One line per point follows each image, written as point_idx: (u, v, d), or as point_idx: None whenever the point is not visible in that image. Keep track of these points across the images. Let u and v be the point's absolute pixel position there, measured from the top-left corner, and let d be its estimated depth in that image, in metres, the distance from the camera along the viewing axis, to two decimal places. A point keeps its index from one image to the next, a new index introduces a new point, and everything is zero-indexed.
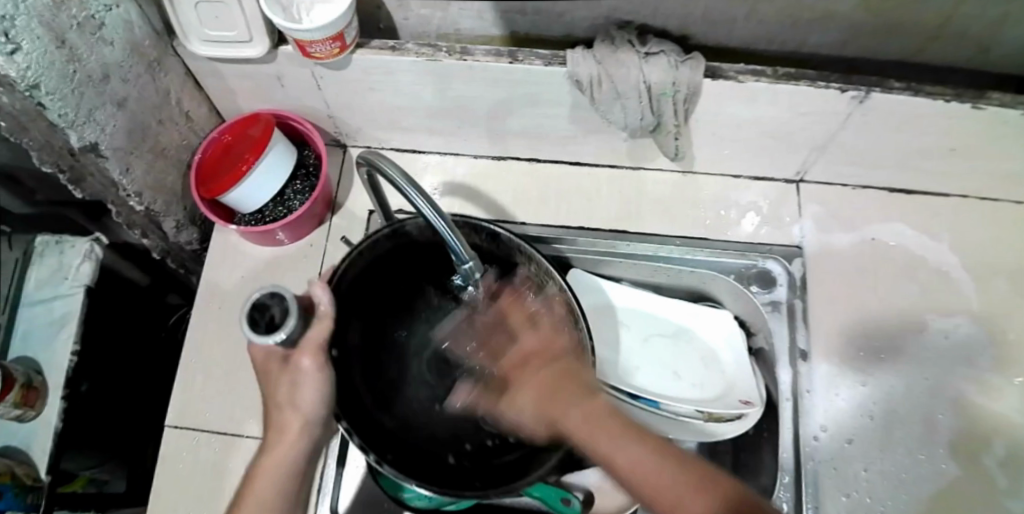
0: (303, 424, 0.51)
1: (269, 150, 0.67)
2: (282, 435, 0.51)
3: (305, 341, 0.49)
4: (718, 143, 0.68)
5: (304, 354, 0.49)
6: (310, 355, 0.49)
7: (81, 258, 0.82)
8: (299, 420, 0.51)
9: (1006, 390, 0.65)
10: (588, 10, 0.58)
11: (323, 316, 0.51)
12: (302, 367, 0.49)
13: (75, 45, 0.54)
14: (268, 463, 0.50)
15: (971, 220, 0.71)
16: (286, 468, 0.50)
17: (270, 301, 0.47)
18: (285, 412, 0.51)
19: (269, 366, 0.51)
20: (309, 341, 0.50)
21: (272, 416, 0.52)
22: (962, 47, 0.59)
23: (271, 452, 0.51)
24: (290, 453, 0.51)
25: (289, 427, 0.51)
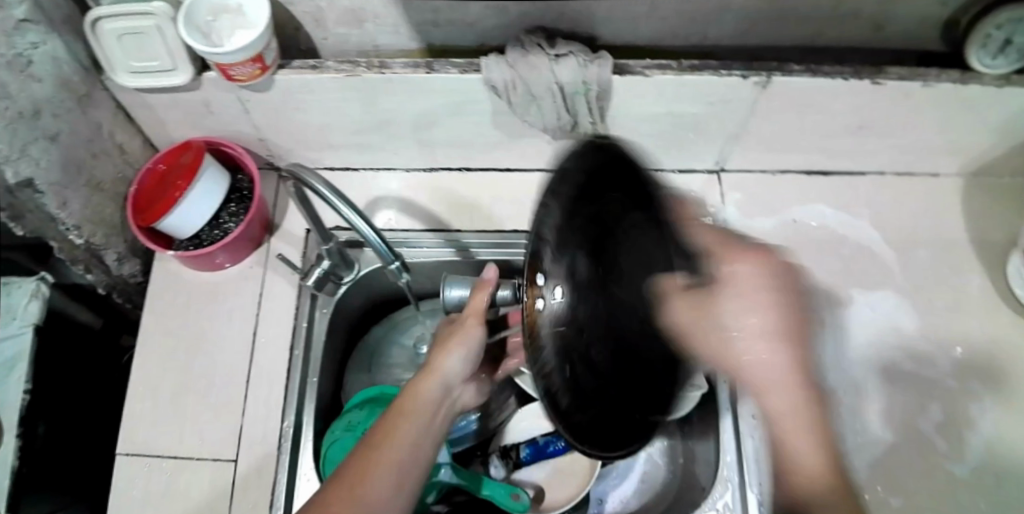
0: (445, 380, 0.57)
1: (202, 176, 0.69)
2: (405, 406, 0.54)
3: (472, 305, 0.59)
4: (638, 139, 0.70)
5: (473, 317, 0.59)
6: (476, 318, 0.58)
7: (28, 297, 0.82)
8: (447, 372, 0.57)
9: (933, 354, 0.67)
10: (498, 18, 0.60)
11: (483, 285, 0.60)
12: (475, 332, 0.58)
13: (4, 83, 0.56)
14: (409, 412, 0.54)
15: (888, 195, 0.74)
16: (421, 419, 0.54)
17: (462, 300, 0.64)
18: (439, 361, 0.57)
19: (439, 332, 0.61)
20: (474, 306, 0.59)
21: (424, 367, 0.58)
22: (854, 28, 0.62)
23: (419, 391, 0.56)
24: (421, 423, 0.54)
25: (436, 373, 0.57)
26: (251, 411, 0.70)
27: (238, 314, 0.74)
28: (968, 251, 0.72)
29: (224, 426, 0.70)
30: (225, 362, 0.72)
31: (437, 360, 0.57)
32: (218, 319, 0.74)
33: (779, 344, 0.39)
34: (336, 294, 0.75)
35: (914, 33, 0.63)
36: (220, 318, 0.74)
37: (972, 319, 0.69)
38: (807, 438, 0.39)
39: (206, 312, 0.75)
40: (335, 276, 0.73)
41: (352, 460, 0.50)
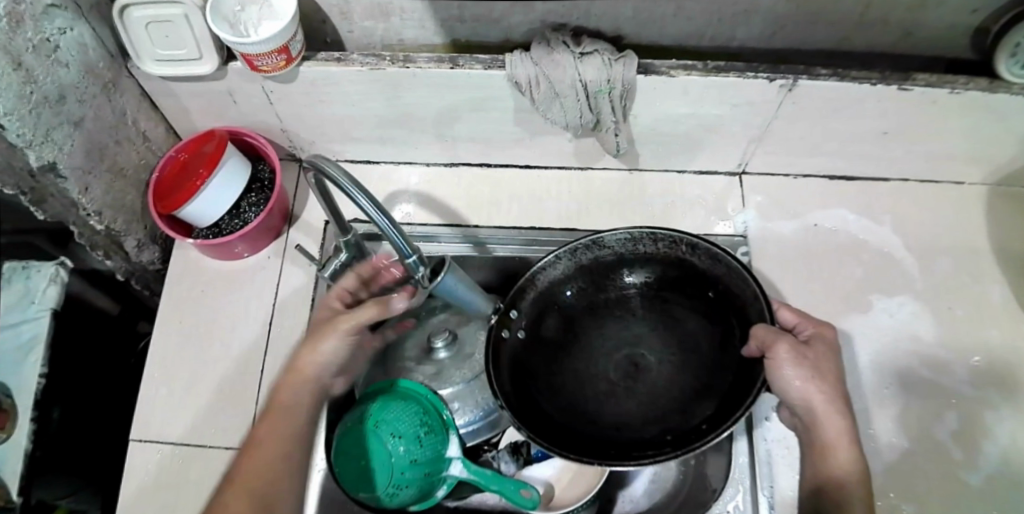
0: (315, 376, 0.57)
1: (224, 164, 0.69)
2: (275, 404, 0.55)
3: (357, 315, 0.55)
4: (660, 139, 0.70)
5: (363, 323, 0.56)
6: (354, 322, 0.56)
7: (47, 282, 0.83)
8: (317, 369, 0.57)
9: (952, 363, 0.67)
10: (523, 15, 0.60)
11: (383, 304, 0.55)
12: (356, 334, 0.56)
13: (31, 67, 0.56)
14: (275, 412, 0.55)
15: (910, 202, 0.74)
16: (295, 416, 0.55)
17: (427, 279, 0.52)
18: (308, 360, 0.56)
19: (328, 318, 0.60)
20: (365, 316, 0.55)
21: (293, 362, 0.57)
22: (883, 33, 0.61)
23: (290, 392, 0.56)
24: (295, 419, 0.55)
25: (308, 371, 0.57)
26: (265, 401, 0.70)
27: (255, 304, 0.75)
28: (991, 261, 0.71)
29: (238, 414, 0.70)
30: (241, 350, 0.73)
31: (302, 357, 0.57)
32: (235, 307, 0.75)
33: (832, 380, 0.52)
34: None
35: (943, 39, 0.62)
36: (237, 307, 0.75)
37: (992, 329, 0.68)
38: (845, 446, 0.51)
39: (223, 302, 0.75)
40: None
41: (235, 465, 0.52)
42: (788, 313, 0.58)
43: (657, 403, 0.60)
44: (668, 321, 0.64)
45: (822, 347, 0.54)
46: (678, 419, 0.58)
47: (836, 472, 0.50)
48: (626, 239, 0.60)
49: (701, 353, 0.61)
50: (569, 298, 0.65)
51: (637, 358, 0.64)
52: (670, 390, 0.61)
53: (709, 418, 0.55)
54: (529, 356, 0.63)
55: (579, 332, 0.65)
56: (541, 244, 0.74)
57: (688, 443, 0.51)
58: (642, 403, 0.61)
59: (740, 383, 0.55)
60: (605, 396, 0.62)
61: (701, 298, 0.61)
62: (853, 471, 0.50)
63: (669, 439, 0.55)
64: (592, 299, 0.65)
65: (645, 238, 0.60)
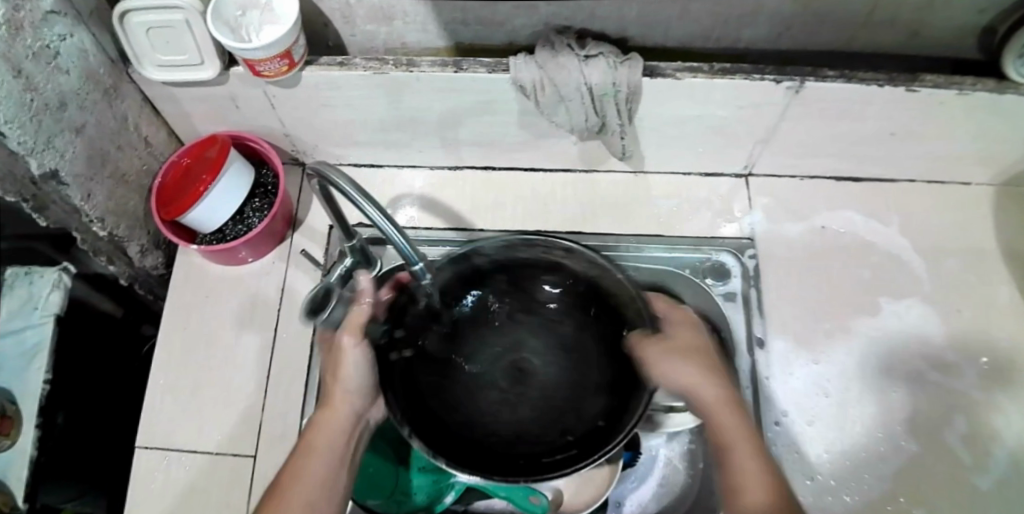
0: (344, 399, 0.54)
1: (226, 170, 0.69)
2: (327, 408, 0.54)
3: (350, 320, 0.52)
4: (665, 142, 0.70)
5: (349, 332, 0.52)
6: (353, 334, 0.52)
7: (50, 288, 0.84)
8: (344, 394, 0.54)
9: (960, 365, 0.67)
10: (527, 18, 0.60)
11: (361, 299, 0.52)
12: (348, 345, 0.53)
13: (32, 74, 0.55)
14: (307, 434, 0.53)
15: (918, 203, 0.73)
16: (327, 445, 0.52)
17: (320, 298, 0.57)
18: (334, 386, 0.54)
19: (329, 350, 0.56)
20: (354, 322, 0.52)
21: (325, 392, 0.55)
22: (891, 34, 0.61)
23: (322, 420, 0.53)
24: (333, 424, 0.53)
25: (337, 398, 0.54)
26: (271, 408, 0.70)
27: (260, 310, 0.75)
28: (999, 263, 0.71)
29: (244, 421, 0.70)
30: (246, 357, 0.73)
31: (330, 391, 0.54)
32: (240, 314, 0.75)
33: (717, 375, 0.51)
34: None
35: (951, 39, 0.61)
36: (241, 314, 0.75)
37: (1000, 331, 0.68)
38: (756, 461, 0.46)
39: (228, 308, 0.75)
40: None
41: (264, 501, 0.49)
42: (661, 305, 0.57)
43: (548, 405, 0.58)
44: (549, 322, 0.62)
45: (680, 345, 0.52)
46: (569, 419, 0.56)
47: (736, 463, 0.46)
48: (530, 245, 0.55)
49: (588, 354, 0.59)
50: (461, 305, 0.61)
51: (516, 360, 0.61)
52: (559, 392, 0.59)
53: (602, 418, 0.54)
54: (410, 371, 0.57)
55: (456, 342, 0.61)
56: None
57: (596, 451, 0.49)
58: (533, 406, 0.58)
59: (626, 380, 0.55)
60: (494, 403, 0.58)
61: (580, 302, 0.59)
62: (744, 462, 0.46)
63: (576, 448, 0.52)
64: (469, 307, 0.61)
65: (520, 246, 0.55)
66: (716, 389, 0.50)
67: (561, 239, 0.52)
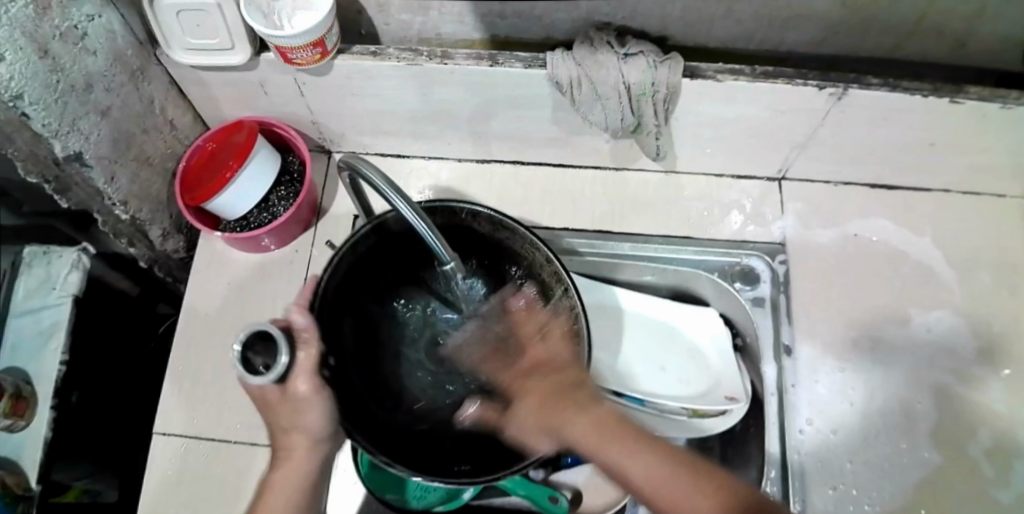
0: (309, 443, 0.52)
1: (253, 157, 0.68)
2: (288, 457, 0.52)
3: (299, 366, 0.49)
4: (699, 143, 0.69)
5: (300, 379, 0.49)
6: (306, 380, 0.49)
7: (69, 268, 0.82)
8: (307, 439, 0.52)
9: (987, 380, 0.66)
10: (567, 13, 0.59)
11: (308, 341, 0.50)
12: (301, 392, 0.49)
13: (59, 56, 0.54)
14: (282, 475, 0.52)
15: (951, 213, 0.72)
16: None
17: (248, 350, 0.46)
18: (292, 434, 0.52)
19: (267, 398, 0.50)
20: (304, 363, 0.49)
21: (280, 439, 0.53)
22: (937, 42, 0.59)
23: (281, 474, 0.52)
24: (302, 469, 0.52)
25: (296, 446, 0.52)
26: None
27: (282, 298, 0.74)
28: None
29: None
30: None
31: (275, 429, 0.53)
32: (262, 302, 0.74)
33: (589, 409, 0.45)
34: None
35: (998, 50, 0.60)
36: (263, 302, 0.74)
37: None
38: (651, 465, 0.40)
39: (250, 296, 0.74)
40: None
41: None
42: None
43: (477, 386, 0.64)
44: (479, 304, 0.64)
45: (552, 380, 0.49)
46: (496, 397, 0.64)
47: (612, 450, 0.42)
48: (448, 212, 0.58)
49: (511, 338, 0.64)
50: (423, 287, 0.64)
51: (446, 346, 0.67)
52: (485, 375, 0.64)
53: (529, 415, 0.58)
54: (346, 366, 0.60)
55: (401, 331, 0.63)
56: (591, 244, 0.73)
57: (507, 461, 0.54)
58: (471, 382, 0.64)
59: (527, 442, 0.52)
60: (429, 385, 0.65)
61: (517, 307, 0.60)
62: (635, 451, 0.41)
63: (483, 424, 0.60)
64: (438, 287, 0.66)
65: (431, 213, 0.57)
66: (587, 423, 0.43)
67: (479, 206, 0.56)
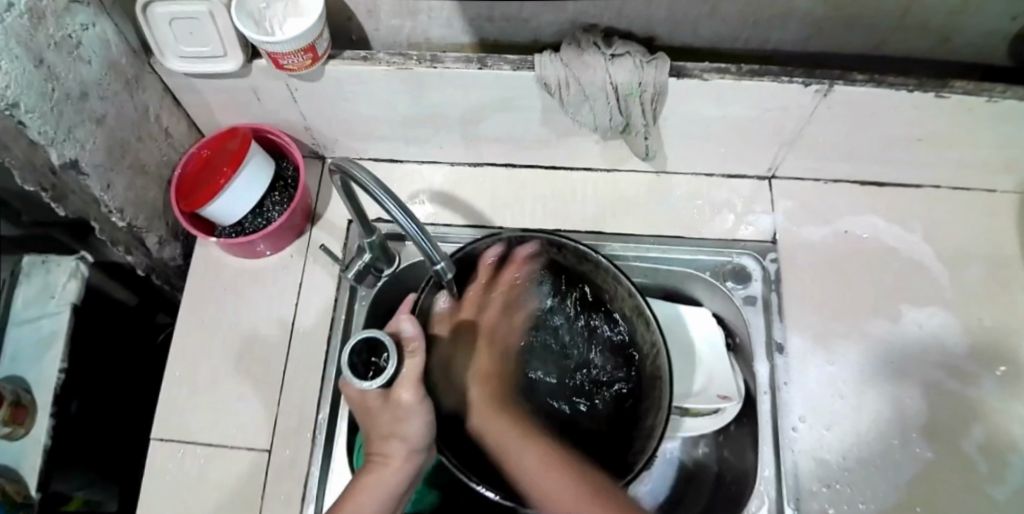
0: (406, 453, 0.54)
1: (247, 164, 0.68)
2: (385, 464, 0.54)
3: (403, 376, 0.53)
4: (688, 142, 0.69)
5: (406, 387, 0.53)
6: (410, 389, 0.53)
7: (67, 277, 0.83)
8: (403, 448, 0.54)
9: (979, 374, 0.66)
10: (554, 15, 0.59)
11: (413, 350, 0.54)
12: (404, 401, 0.53)
13: (53, 64, 0.55)
14: (375, 472, 0.54)
15: (941, 210, 0.73)
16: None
17: (359, 348, 0.53)
18: (391, 441, 0.54)
19: (368, 403, 0.54)
20: (410, 372, 0.54)
21: (376, 446, 0.56)
22: (921, 38, 0.60)
23: (371, 479, 0.54)
24: (394, 479, 0.54)
25: (393, 453, 0.54)
26: (286, 401, 0.70)
27: (278, 301, 0.75)
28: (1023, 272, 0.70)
29: (259, 414, 0.70)
30: (261, 350, 0.73)
31: (382, 440, 0.55)
32: (257, 306, 0.75)
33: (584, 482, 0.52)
34: (375, 286, 0.74)
35: (983, 45, 0.60)
36: (258, 306, 0.75)
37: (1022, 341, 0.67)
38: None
39: (245, 300, 0.75)
40: (375, 269, 0.70)
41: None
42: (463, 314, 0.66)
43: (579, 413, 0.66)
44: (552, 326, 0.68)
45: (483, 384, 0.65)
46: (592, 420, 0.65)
47: (518, 447, 0.58)
48: (534, 242, 0.66)
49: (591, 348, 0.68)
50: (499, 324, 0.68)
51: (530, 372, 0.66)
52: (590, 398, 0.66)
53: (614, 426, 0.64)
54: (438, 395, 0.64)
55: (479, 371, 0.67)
56: (590, 247, 0.73)
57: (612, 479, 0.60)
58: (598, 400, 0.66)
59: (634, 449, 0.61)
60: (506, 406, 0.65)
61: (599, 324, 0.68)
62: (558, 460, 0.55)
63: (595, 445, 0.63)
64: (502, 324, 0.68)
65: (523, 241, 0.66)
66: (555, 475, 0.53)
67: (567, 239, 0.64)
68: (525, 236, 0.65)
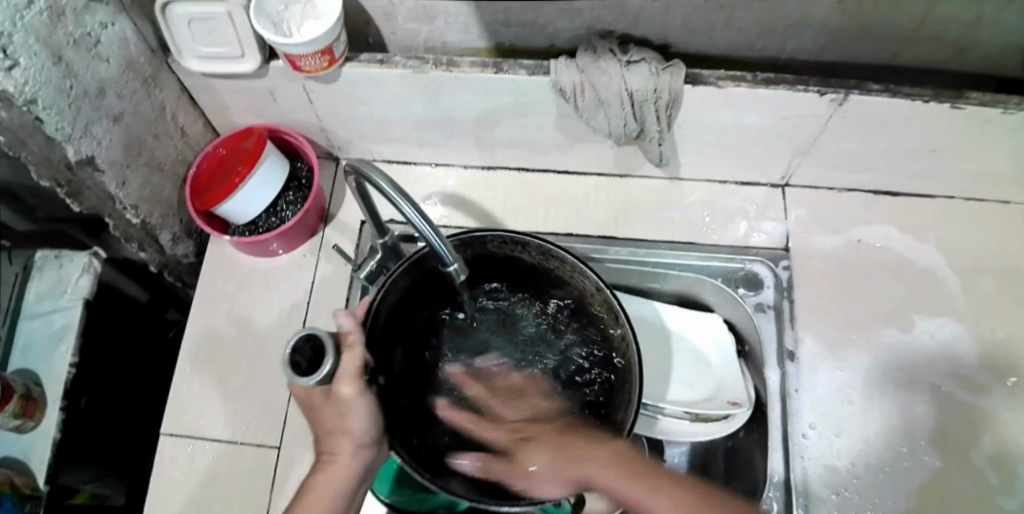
0: (354, 448, 0.50)
1: (263, 162, 0.69)
2: (333, 462, 0.50)
3: (344, 370, 0.47)
4: (701, 150, 0.69)
5: (344, 385, 0.48)
6: (350, 385, 0.48)
7: (80, 272, 0.84)
8: (351, 445, 0.50)
9: (989, 385, 0.66)
10: (570, 21, 0.59)
11: (352, 344, 0.48)
12: (346, 398, 0.48)
13: (72, 61, 0.56)
14: (325, 472, 0.50)
15: (953, 220, 0.72)
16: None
17: (301, 345, 0.46)
18: (337, 438, 0.50)
19: (313, 399, 0.49)
20: (348, 368, 0.47)
21: (325, 443, 0.51)
22: (938, 48, 0.60)
23: (323, 477, 0.50)
24: (342, 479, 0.50)
25: (341, 450, 0.50)
26: (297, 400, 0.71)
27: (290, 300, 0.75)
28: None
29: (269, 411, 0.70)
30: (272, 349, 0.73)
31: (331, 441, 0.50)
32: (270, 305, 0.75)
33: (613, 448, 0.48)
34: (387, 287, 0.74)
35: (999, 56, 0.60)
36: (270, 306, 0.75)
37: None
38: (658, 488, 0.45)
39: (257, 299, 0.75)
40: (388, 270, 0.71)
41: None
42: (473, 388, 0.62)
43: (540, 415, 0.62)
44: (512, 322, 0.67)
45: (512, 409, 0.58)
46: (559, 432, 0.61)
47: (572, 449, 0.48)
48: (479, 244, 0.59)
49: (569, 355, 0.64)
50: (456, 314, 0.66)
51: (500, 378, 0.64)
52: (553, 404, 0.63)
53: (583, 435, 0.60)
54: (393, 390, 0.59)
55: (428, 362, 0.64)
56: (602, 249, 0.74)
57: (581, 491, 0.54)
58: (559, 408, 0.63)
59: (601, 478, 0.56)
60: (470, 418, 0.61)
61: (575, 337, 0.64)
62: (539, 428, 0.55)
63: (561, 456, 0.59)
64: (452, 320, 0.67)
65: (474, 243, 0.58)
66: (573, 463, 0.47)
67: (531, 238, 0.56)
68: (482, 234, 0.58)
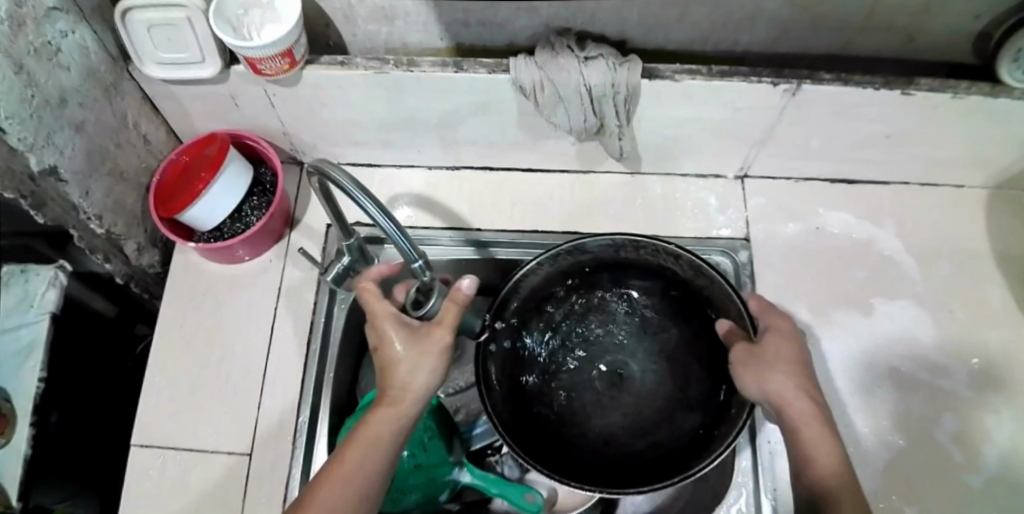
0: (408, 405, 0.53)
1: (226, 168, 0.69)
2: (387, 411, 0.52)
3: (444, 320, 0.53)
4: (662, 143, 0.70)
5: (439, 333, 0.53)
6: (444, 335, 0.53)
7: (46, 286, 0.83)
8: (411, 395, 0.53)
9: (950, 366, 0.67)
10: (528, 18, 0.60)
11: (455, 300, 0.53)
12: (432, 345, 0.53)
13: (33, 71, 0.55)
14: (374, 425, 0.51)
15: (909, 206, 0.74)
16: (389, 439, 0.51)
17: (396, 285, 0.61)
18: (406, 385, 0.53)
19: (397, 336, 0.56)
20: (449, 321, 0.53)
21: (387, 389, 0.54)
22: (886, 37, 0.61)
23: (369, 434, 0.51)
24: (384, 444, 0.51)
25: (400, 400, 0.53)
26: (267, 405, 0.70)
27: (258, 306, 0.75)
28: (990, 264, 0.71)
29: (239, 418, 0.70)
30: (242, 355, 0.73)
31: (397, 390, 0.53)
32: (238, 313, 0.75)
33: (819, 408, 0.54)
34: (354, 291, 0.74)
35: (945, 43, 0.62)
36: (238, 313, 0.74)
37: (989, 332, 0.68)
38: (838, 474, 0.50)
39: (223, 306, 0.75)
40: None
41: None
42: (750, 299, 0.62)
43: (642, 413, 0.67)
44: (634, 316, 0.70)
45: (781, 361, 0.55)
46: (663, 430, 0.65)
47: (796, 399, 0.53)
48: (584, 251, 0.65)
49: (683, 366, 0.67)
50: (553, 305, 0.70)
51: (618, 374, 0.70)
52: (655, 400, 0.67)
53: (689, 440, 0.62)
54: (518, 367, 0.69)
55: (553, 348, 0.70)
56: None
57: (677, 469, 0.58)
58: (651, 407, 0.67)
59: (690, 442, 0.61)
60: (591, 405, 0.69)
61: (670, 338, 0.68)
62: (824, 433, 0.52)
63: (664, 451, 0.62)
64: (562, 312, 0.70)
65: (623, 247, 0.64)
66: (792, 380, 0.54)
67: (587, 240, 0.62)
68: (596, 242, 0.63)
